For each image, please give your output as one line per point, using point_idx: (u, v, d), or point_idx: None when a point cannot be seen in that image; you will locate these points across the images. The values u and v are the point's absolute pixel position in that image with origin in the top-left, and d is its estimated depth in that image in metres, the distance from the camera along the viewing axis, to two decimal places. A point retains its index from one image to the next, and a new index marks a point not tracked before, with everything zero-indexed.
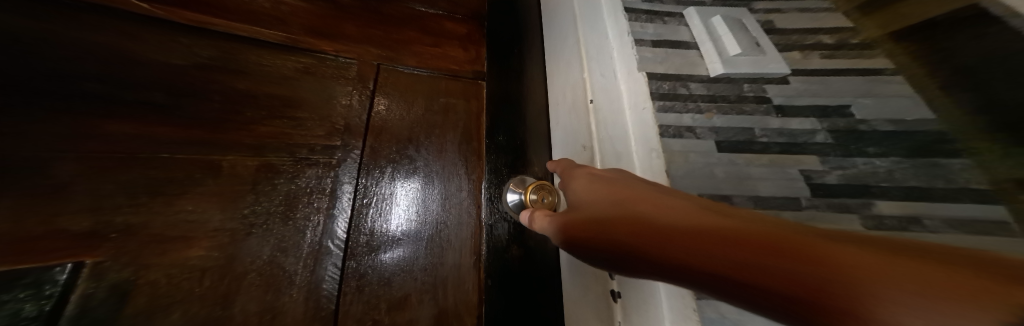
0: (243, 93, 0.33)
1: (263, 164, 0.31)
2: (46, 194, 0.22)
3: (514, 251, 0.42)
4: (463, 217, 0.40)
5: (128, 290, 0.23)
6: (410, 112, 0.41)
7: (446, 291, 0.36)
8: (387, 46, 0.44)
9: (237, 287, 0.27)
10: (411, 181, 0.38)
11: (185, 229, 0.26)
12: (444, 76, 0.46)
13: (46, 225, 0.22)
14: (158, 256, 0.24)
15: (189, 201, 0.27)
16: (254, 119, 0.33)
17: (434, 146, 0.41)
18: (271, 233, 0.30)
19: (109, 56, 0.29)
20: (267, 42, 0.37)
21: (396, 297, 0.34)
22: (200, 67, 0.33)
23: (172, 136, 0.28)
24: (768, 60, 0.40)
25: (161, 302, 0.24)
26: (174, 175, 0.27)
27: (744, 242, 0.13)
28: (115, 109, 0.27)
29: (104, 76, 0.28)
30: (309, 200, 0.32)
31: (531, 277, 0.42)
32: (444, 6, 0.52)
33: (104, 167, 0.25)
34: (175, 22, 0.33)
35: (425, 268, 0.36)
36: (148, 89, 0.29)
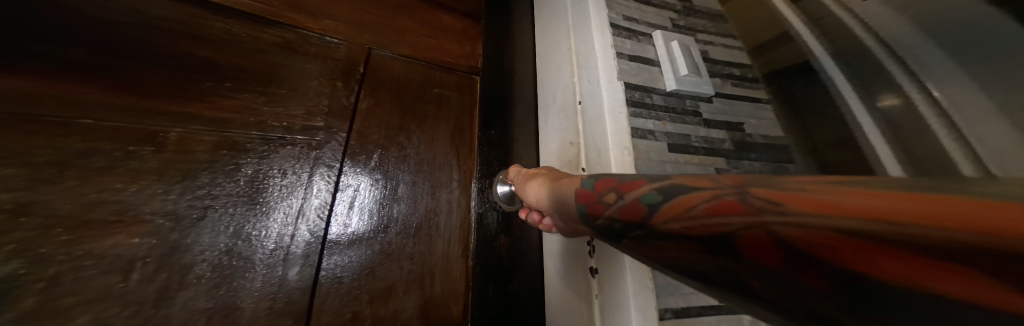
0: (206, 64, 0.32)
1: (223, 141, 0.30)
2: None
3: (503, 239, 0.44)
4: (452, 206, 0.41)
5: (15, 287, 0.21)
6: (399, 100, 0.41)
7: (432, 279, 0.38)
8: (376, 30, 0.43)
9: (174, 282, 0.25)
10: (400, 167, 0.39)
11: (112, 212, 0.25)
12: (436, 68, 0.47)
13: None
14: (65, 245, 0.23)
15: (118, 177, 0.26)
16: (216, 92, 0.31)
17: (425, 135, 0.42)
18: (228, 218, 0.28)
19: (68, 21, 0.28)
20: (240, 13, 0.35)
21: (380, 288, 0.34)
22: (159, 34, 0.31)
23: (117, 104, 0.27)
24: (703, 82, 0.46)
25: (66, 299, 0.22)
26: (105, 146, 0.26)
27: (625, 186, 0.21)
28: (61, 72, 0.26)
29: (57, 39, 0.27)
30: (281, 183, 0.31)
31: (517, 264, 0.44)
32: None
33: (37, 133, 0.24)
34: None
35: (412, 256, 0.37)
36: (101, 54, 0.28)
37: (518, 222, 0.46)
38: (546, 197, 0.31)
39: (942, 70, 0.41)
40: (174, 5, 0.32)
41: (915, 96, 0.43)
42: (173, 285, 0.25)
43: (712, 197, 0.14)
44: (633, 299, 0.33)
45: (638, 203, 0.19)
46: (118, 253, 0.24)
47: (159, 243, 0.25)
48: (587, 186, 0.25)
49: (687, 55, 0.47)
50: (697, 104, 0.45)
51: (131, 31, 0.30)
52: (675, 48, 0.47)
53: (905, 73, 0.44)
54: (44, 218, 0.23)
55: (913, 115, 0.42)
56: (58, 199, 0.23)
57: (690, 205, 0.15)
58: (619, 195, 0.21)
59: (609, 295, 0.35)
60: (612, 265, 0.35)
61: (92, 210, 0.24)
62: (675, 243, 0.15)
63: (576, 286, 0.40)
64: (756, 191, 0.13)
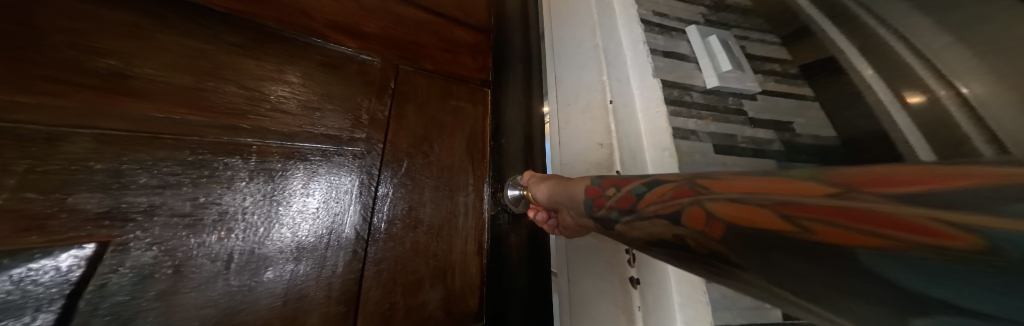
0: (273, 80, 0.34)
1: (292, 152, 0.33)
2: (57, 174, 0.22)
3: (512, 239, 0.50)
4: (468, 209, 0.45)
5: (147, 274, 0.24)
6: (423, 112, 0.45)
7: (453, 275, 0.41)
8: (406, 48, 0.47)
9: (258, 273, 0.29)
10: (427, 173, 0.43)
11: (218, 212, 0.28)
12: (453, 82, 0.50)
13: (60, 206, 0.22)
14: (180, 238, 0.26)
15: (218, 182, 0.28)
16: (281, 107, 0.34)
17: (444, 144, 0.45)
18: (296, 218, 0.32)
19: (131, 34, 0.28)
20: (298, 35, 0.38)
21: (411, 283, 0.38)
22: (226, 51, 0.32)
23: (203, 119, 0.29)
24: (746, 78, 0.47)
25: (180, 286, 0.25)
26: (203, 158, 0.28)
27: (622, 183, 0.29)
28: (144, 87, 0.27)
29: (126, 54, 0.27)
30: (333, 188, 0.35)
31: (521, 260, 0.51)
32: (453, 13, 0.55)
33: (133, 147, 0.25)
34: (198, 5, 0.32)
35: (436, 254, 0.41)
36: (175, 70, 0.29)
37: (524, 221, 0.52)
38: (557, 195, 0.37)
39: (969, 70, 0.50)
40: (239, 26, 0.34)
41: (940, 94, 0.52)
42: (257, 276, 0.29)
43: (674, 188, 0.23)
44: (680, 313, 0.35)
45: (631, 195, 0.27)
46: (214, 248, 0.27)
47: (243, 242, 0.28)
48: (596, 184, 0.33)
49: (722, 51, 0.47)
50: (741, 102, 0.46)
51: (180, 40, 0.30)
52: (711, 43, 0.48)
53: (931, 75, 0.54)
54: (167, 217, 0.25)
55: (940, 112, 0.51)
56: (171, 201, 0.26)
57: (663, 193, 0.23)
58: (619, 189, 0.29)
59: (655, 307, 0.37)
60: (657, 276, 0.37)
61: (202, 210, 0.27)
62: (651, 221, 0.23)
63: (614, 296, 0.41)
64: (681, 183, 0.23)
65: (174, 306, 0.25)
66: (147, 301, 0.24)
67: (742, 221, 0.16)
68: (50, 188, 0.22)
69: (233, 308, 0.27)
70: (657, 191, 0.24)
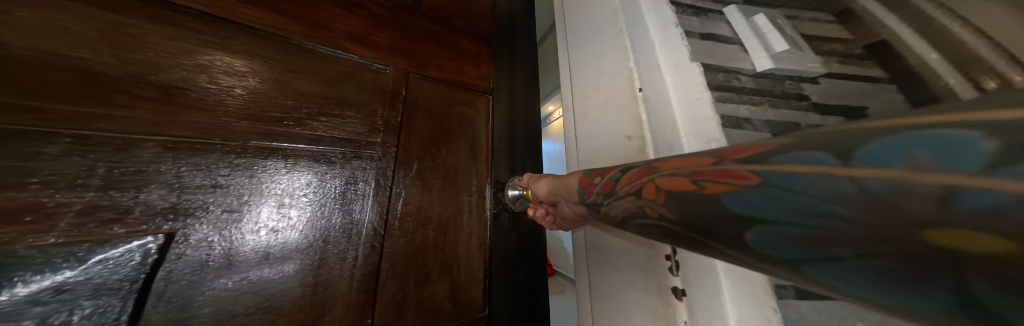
0: (301, 91, 0.38)
1: (317, 155, 0.37)
2: (131, 175, 0.27)
3: (513, 235, 0.52)
4: (472, 207, 0.48)
5: (204, 260, 0.28)
6: (432, 117, 0.48)
7: (459, 268, 0.45)
8: (415, 57, 0.50)
9: (290, 263, 0.33)
10: (436, 173, 0.46)
11: (258, 208, 0.32)
12: (457, 89, 0.53)
13: (136, 200, 0.27)
14: (228, 230, 0.30)
15: (258, 182, 0.32)
16: (308, 115, 0.38)
17: (450, 148, 0.48)
18: (321, 215, 0.36)
19: (182, 51, 0.32)
20: (321, 47, 0.41)
21: (422, 276, 0.41)
22: (262, 65, 0.36)
23: (245, 127, 0.33)
24: (808, 58, 0.40)
25: (229, 271, 0.30)
26: (245, 161, 0.32)
27: (602, 171, 0.31)
28: (195, 99, 0.31)
29: (180, 70, 0.31)
30: (352, 188, 0.38)
31: (521, 255, 0.53)
32: (456, 23, 0.57)
33: (190, 151, 0.30)
34: (234, 21, 0.36)
35: (444, 249, 0.44)
36: (220, 83, 0.33)
37: (524, 218, 0.55)
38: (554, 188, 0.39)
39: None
40: (271, 42, 0.38)
41: None
42: (289, 265, 0.33)
43: (636, 169, 0.25)
44: None
45: (609, 180, 0.29)
46: (256, 240, 0.31)
47: (277, 235, 0.33)
48: (586, 175, 0.34)
49: (782, 31, 0.42)
50: (801, 87, 0.39)
51: (222, 56, 0.34)
52: (757, 24, 0.44)
53: None
54: (219, 212, 0.30)
55: None
56: (220, 199, 0.30)
57: (628, 174, 0.26)
58: (600, 176, 0.31)
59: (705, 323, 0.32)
60: (703, 287, 0.33)
61: (246, 207, 0.31)
62: (624, 199, 0.25)
63: (654, 309, 0.38)
64: (641, 165, 0.25)
65: (225, 287, 0.29)
66: (205, 282, 0.28)
67: (679, 189, 0.19)
68: (129, 186, 0.26)
69: (271, 292, 0.31)
70: (625, 173, 0.27)
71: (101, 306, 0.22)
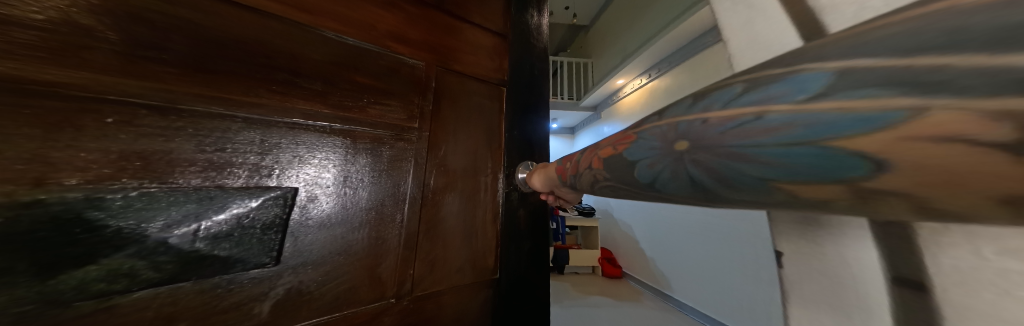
0: (359, 83, 0.44)
1: (374, 138, 0.44)
2: (267, 145, 0.34)
3: (521, 213, 0.60)
4: (489, 187, 0.56)
5: (313, 210, 0.37)
6: (457, 106, 0.54)
7: (477, 237, 0.53)
8: (442, 53, 0.55)
9: (359, 219, 0.41)
10: (460, 155, 0.53)
11: (339, 177, 0.40)
12: (477, 82, 0.58)
13: (275, 163, 0.34)
14: (328, 190, 0.38)
15: (337, 157, 0.40)
16: (365, 104, 0.44)
17: (472, 134, 0.55)
18: (380, 182, 0.44)
19: (262, 48, 0.36)
20: (366, 45, 0.45)
21: (448, 240, 0.50)
22: (328, 59, 0.41)
23: (326, 114, 0.40)
24: None
25: (328, 219, 0.38)
26: (331, 139, 0.39)
27: (563, 158, 0.47)
28: (291, 90, 0.37)
29: (270, 64, 0.36)
30: (398, 163, 0.46)
31: (530, 229, 0.61)
32: (475, 19, 0.61)
33: (300, 128, 0.37)
34: (292, 20, 0.39)
35: (467, 219, 0.52)
36: (302, 76, 0.38)
37: (533, 199, 0.62)
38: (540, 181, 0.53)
39: None
40: (325, 39, 0.41)
41: None
42: (360, 221, 0.41)
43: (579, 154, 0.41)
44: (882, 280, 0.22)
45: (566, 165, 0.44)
46: (340, 200, 0.39)
47: (353, 197, 0.41)
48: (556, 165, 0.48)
49: None
50: None
51: (298, 52, 0.39)
52: None
53: None
54: (320, 176, 0.38)
55: None
56: (320, 165, 0.38)
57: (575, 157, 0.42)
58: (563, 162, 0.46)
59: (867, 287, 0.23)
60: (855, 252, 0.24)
61: (335, 173, 0.39)
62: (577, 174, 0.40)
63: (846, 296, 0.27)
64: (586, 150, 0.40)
65: (322, 234, 0.37)
66: (314, 225, 0.37)
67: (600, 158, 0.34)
68: (273, 149, 0.34)
69: (347, 242, 0.40)
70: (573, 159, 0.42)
71: (264, 234, 0.32)
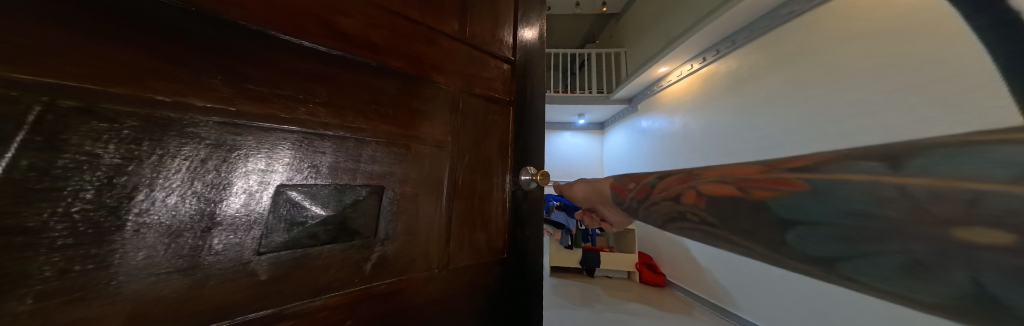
0: (409, 106, 0.53)
1: (423, 148, 0.54)
2: (359, 154, 0.45)
3: (524, 206, 0.75)
4: (499, 186, 0.68)
5: (386, 201, 0.47)
6: (477, 121, 0.65)
7: (490, 226, 0.66)
8: (467, 78, 0.65)
9: (412, 209, 0.51)
10: (478, 159, 0.64)
11: (402, 179, 0.50)
12: (491, 102, 0.69)
13: (365, 169, 0.45)
14: (398, 187, 0.50)
15: (399, 165, 0.50)
16: (414, 123, 0.53)
17: (487, 143, 0.67)
18: (427, 182, 0.54)
19: (334, 81, 0.43)
20: (410, 75, 0.54)
21: (471, 228, 0.61)
22: (386, 88, 0.50)
23: (390, 131, 0.49)
24: None
25: (395, 208, 0.49)
26: (395, 151, 0.50)
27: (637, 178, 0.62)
28: (363, 114, 0.46)
29: (343, 94, 0.43)
30: (436, 166, 0.56)
31: (529, 219, 0.76)
32: (491, 48, 0.72)
33: (377, 142, 0.47)
34: (354, 57, 0.46)
35: (483, 212, 0.64)
36: (368, 103, 0.47)
37: (530, 197, 0.77)
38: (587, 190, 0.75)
39: None
40: (380, 72, 0.49)
41: None
42: (410, 212, 0.51)
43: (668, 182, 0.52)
44: None
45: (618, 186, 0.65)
46: (402, 195, 0.50)
47: (406, 192, 0.51)
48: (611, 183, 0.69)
49: None
50: None
51: (364, 84, 0.47)
52: None
53: None
54: (390, 176, 0.49)
55: None
56: (387, 168, 0.48)
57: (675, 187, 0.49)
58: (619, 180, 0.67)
59: None
60: None
61: (399, 174, 0.50)
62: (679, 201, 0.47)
63: None
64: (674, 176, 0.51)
65: (389, 220, 0.48)
66: (385, 211, 0.47)
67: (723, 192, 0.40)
68: (364, 157, 0.45)
69: (403, 227, 0.50)
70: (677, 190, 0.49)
71: (357, 217, 0.43)
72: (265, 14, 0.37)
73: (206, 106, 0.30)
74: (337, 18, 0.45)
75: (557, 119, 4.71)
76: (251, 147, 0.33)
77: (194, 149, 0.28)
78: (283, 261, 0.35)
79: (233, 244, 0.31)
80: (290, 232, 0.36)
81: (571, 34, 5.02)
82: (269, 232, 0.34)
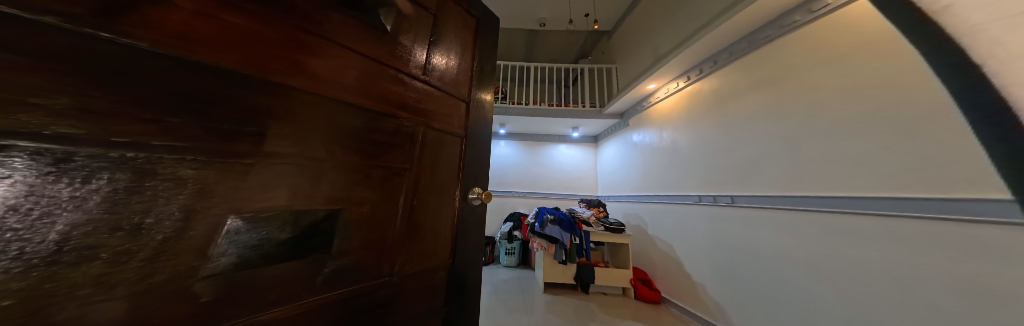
0: (372, 139, 0.58)
1: (383, 176, 0.59)
2: (316, 182, 0.48)
3: (470, 219, 0.87)
4: (446, 205, 0.78)
5: (339, 222, 0.51)
6: (433, 150, 0.74)
7: (438, 238, 0.74)
8: (426, 115, 0.73)
9: (369, 227, 0.56)
10: (431, 184, 0.72)
11: (359, 202, 0.55)
12: (446, 134, 0.79)
13: (326, 194, 0.49)
14: (355, 210, 0.54)
15: (362, 191, 0.55)
16: (375, 152, 0.58)
17: (439, 169, 0.75)
18: (385, 204, 0.59)
19: (301, 117, 0.47)
20: (376, 112, 0.60)
21: (419, 241, 0.68)
22: (351, 125, 0.54)
23: (351, 161, 0.54)
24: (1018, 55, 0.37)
25: (349, 228, 0.52)
26: (356, 177, 0.54)
27: None
28: (328, 146, 0.50)
29: (308, 128, 0.48)
30: (393, 189, 0.61)
31: (472, 229, 0.88)
32: (450, 89, 0.83)
33: (341, 170, 0.52)
34: (322, 95, 0.50)
35: (431, 227, 0.72)
36: (333, 135, 0.51)
37: (472, 214, 0.88)
38: None
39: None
40: (348, 109, 0.54)
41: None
42: (363, 230, 0.55)
43: None
44: None
45: None
46: (359, 217, 0.54)
47: (361, 213, 0.55)
48: None
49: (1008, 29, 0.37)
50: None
51: (330, 119, 0.51)
52: None
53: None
54: (346, 200, 0.52)
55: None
56: (344, 192, 0.52)
57: None
58: None
59: None
60: None
61: (355, 197, 0.54)
62: None
63: None
64: None
65: (340, 240, 0.51)
66: (337, 229, 0.50)
67: None
68: (325, 181, 0.49)
69: (357, 246, 0.53)
70: None
71: (304, 239, 0.46)
72: (242, 58, 0.42)
73: (162, 144, 0.33)
74: (309, 58, 0.50)
75: (549, 131, 4.75)
76: (198, 181, 0.35)
77: (133, 183, 0.30)
78: (228, 284, 0.36)
79: (175, 272, 0.32)
80: (242, 254, 0.38)
81: (563, 50, 5.16)
82: (217, 256, 0.36)
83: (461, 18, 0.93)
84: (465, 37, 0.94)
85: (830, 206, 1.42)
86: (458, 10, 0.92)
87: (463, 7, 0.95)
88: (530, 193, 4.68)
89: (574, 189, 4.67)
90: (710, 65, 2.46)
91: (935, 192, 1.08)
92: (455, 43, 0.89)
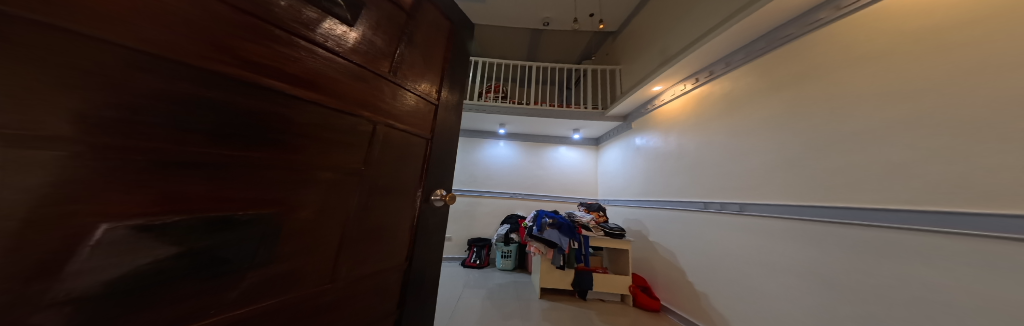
0: (321, 137, 0.51)
1: (331, 177, 0.53)
2: (238, 182, 0.41)
3: (432, 220, 0.84)
4: (405, 207, 0.72)
5: (265, 226, 0.44)
6: (393, 150, 0.68)
7: (394, 239, 0.69)
8: (392, 114, 0.66)
9: (304, 231, 0.49)
10: (388, 186, 0.67)
11: (297, 203, 0.48)
12: (412, 135, 0.74)
13: (251, 195, 0.42)
14: (289, 212, 0.47)
15: (301, 193, 0.48)
16: (324, 151, 0.52)
17: (401, 170, 0.70)
18: (329, 207, 0.53)
19: (231, 110, 0.40)
20: (331, 108, 0.53)
21: (370, 243, 0.62)
22: (295, 121, 0.48)
23: (291, 159, 0.47)
24: None
25: (278, 232, 0.45)
26: (292, 177, 0.47)
27: None
28: (260, 143, 0.43)
29: (236, 122, 0.40)
30: (343, 190, 0.55)
31: (433, 229, 0.85)
32: (420, 88, 0.78)
33: (275, 169, 0.45)
34: (261, 85, 0.43)
35: (386, 229, 0.66)
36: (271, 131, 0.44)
37: (434, 215, 0.85)
38: None
39: None
40: (296, 103, 0.47)
41: None
42: (296, 232, 0.48)
43: None
44: None
45: None
46: (294, 220, 0.48)
47: (296, 215, 0.48)
48: None
49: None
50: None
51: (270, 113, 0.44)
52: None
53: None
54: (278, 202, 0.45)
55: None
56: (275, 193, 0.45)
57: None
58: None
59: None
60: None
61: (291, 199, 0.47)
62: None
63: None
64: None
65: (265, 246, 0.44)
66: (262, 233, 0.43)
67: None
68: (251, 181, 0.42)
69: (286, 251, 0.47)
70: None
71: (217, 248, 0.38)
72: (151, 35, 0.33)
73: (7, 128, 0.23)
74: (243, 41, 0.42)
75: (547, 132, 4.64)
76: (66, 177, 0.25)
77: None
78: (92, 308, 0.29)
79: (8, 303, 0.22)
80: (125, 269, 0.30)
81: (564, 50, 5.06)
82: (77, 276, 0.27)
83: (437, 22, 0.87)
84: (440, 37, 0.89)
85: (850, 218, 1.31)
86: (435, 12, 0.86)
87: (439, 9, 0.88)
88: (528, 196, 4.57)
89: (569, 192, 4.58)
90: (721, 67, 2.33)
91: (977, 207, 0.98)
92: (427, 41, 0.83)
